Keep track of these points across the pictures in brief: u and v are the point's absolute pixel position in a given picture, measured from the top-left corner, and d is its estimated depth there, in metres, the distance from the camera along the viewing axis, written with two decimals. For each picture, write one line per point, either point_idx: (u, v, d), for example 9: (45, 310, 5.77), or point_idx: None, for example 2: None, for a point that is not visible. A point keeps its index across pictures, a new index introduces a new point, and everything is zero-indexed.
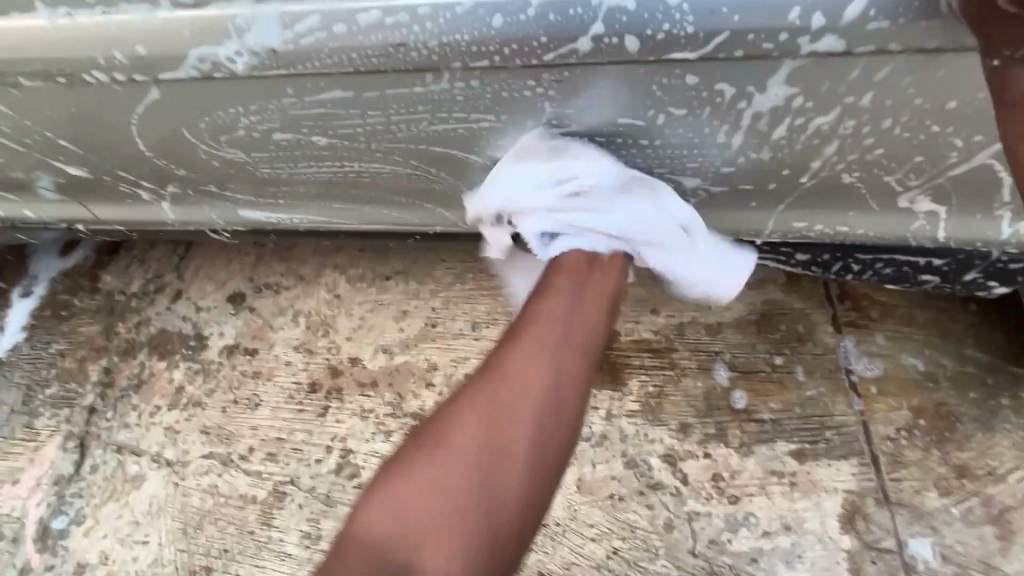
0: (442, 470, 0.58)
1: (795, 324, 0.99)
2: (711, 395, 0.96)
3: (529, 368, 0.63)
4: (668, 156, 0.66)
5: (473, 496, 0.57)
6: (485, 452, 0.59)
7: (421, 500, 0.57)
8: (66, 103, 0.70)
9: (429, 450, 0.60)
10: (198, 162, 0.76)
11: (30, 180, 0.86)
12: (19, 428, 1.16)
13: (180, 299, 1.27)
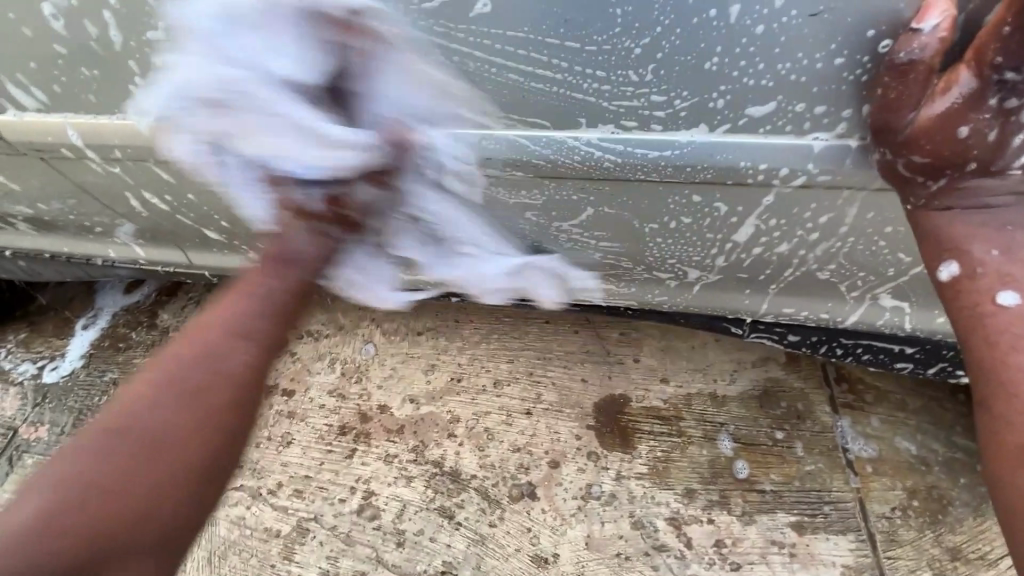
0: (173, 424, 0.50)
1: (795, 402, 1.07)
2: (715, 464, 1.02)
3: (224, 316, 0.57)
4: (679, 249, 0.78)
5: (158, 453, 0.49)
6: (189, 385, 0.52)
7: (117, 454, 0.48)
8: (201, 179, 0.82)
9: (168, 408, 0.51)
10: None
11: (127, 233, 0.99)
12: None
13: None
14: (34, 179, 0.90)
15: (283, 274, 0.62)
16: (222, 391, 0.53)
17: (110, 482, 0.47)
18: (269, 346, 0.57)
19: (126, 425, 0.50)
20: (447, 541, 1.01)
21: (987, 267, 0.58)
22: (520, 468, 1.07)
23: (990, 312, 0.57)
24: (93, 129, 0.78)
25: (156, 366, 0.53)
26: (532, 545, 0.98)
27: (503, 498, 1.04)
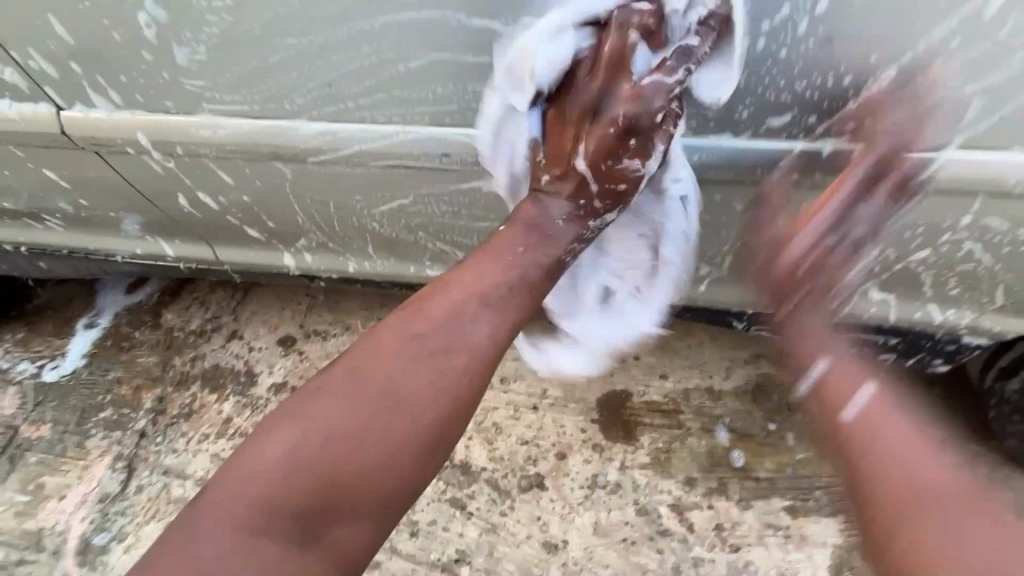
0: (352, 411, 0.56)
1: (785, 396, 1.14)
2: (713, 454, 1.08)
3: (477, 316, 0.63)
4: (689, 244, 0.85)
5: (372, 436, 0.55)
6: (418, 387, 0.58)
7: (358, 442, 0.55)
8: (243, 172, 0.86)
9: (347, 395, 0.57)
10: (326, 224, 0.92)
11: (154, 229, 1.01)
12: (70, 447, 1.24)
13: (235, 339, 1.40)
14: (66, 174, 0.92)
15: (534, 289, 0.67)
16: (450, 394, 0.59)
17: (329, 452, 0.54)
18: (485, 356, 0.62)
19: (358, 380, 0.58)
20: (459, 530, 1.04)
21: (836, 367, 0.75)
22: (528, 460, 1.12)
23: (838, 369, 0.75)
24: (143, 121, 0.81)
25: (398, 344, 0.61)
26: (542, 532, 1.03)
27: (513, 489, 1.08)
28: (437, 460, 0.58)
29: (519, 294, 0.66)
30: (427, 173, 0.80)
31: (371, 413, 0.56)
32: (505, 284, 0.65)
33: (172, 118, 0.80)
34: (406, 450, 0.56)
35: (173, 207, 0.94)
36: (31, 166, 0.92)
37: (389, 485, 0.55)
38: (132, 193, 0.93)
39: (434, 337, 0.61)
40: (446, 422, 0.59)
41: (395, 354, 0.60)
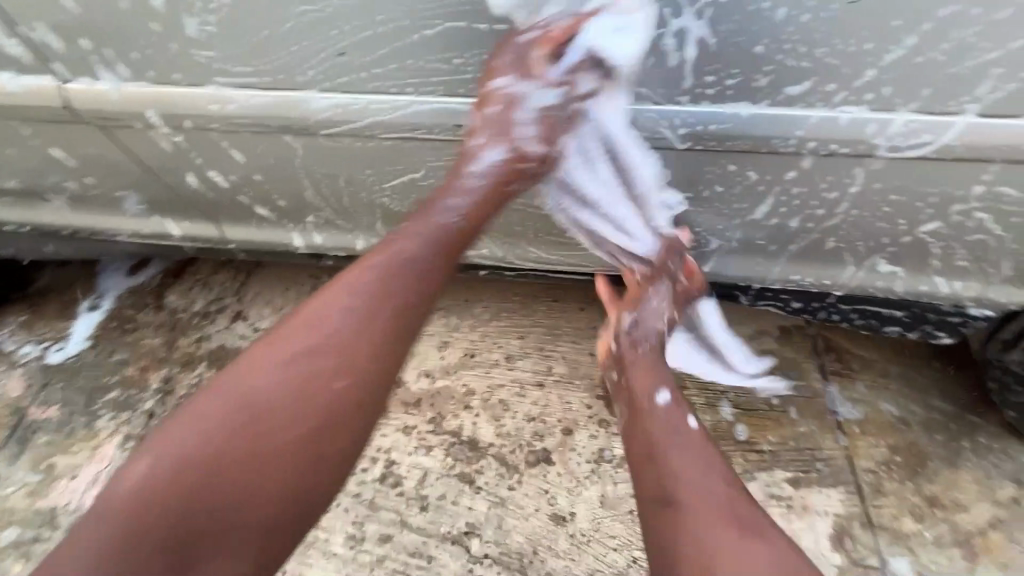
0: (227, 420, 0.66)
1: (788, 371, 1.16)
2: (717, 428, 1.10)
3: (341, 318, 0.71)
4: (697, 218, 0.84)
5: (256, 439, 0.66)
6: (289, 390, 0.68)
7: (242, 440, 0.66)
8: (254, 147, 0.85)
9: (229, 401, 0.67)
10: (337, 200, 0.92)
11: (159, 207, 1.00)
12: (79, 427, 1.25)
13: (240, 320, 1.41)
14: (70, 152, 0.91)
15: (416, 280, 0.75)
16: (321, 392, 0.69)
17: (210, 458, 0.64)
18: (358, 350, 0.71)
19: (235, 388, 0.68)
20: (468, 504, 1.06)
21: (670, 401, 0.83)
22: (535, 436, 1.13)
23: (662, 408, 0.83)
24: (152, 95, 0.80)
25: (277, 348, 0.70)
26: (550, 505, 1.05)
27: (520, 463, 1.10)
28: (326, 451, 0.69)
29: (388, 290, 0.74)
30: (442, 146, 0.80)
31: (248, 414, 0.67)
32: (365, 286, 0.73)
33: (182, 91, 0.79)
34: (294, 447, 0.67)
35: (179, 185, 0.93)
36: (34, 143, 0.91)
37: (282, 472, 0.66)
38: (138, 171, 0.92)
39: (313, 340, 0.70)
40: (321, 415, 0.69)
41: (275, 358, 0.70)
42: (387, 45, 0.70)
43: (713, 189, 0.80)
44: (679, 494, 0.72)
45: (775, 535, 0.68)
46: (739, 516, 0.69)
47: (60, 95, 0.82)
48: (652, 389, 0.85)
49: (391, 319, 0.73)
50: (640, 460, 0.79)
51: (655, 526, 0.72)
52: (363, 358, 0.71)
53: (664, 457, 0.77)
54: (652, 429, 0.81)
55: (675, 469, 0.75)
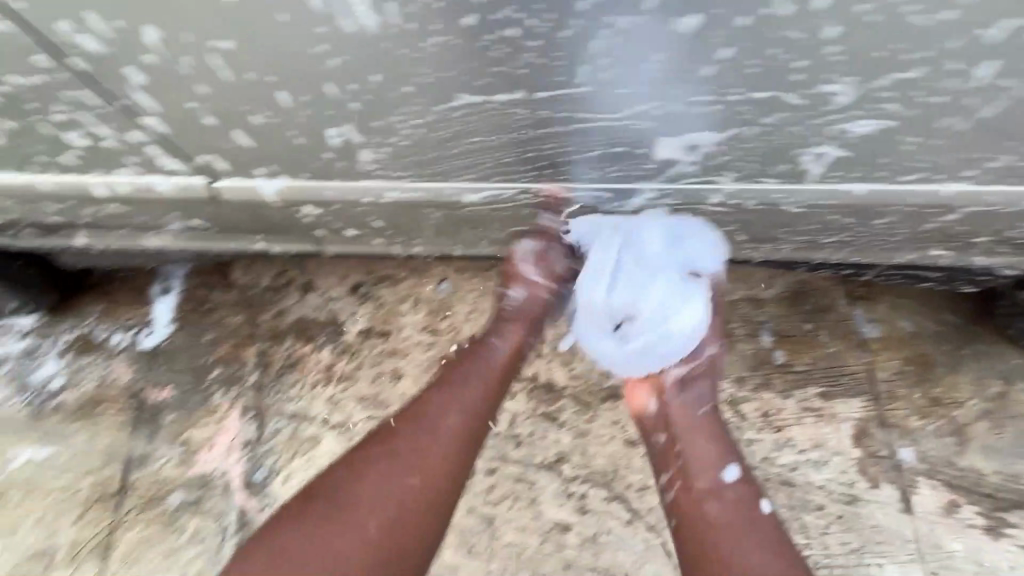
0: (340, 493, 0.93)
1: (820, 299, 1.32)
2: (759, 355, 1.29)
3: (421, 442, 0.98)
4: (782, 231, 1.04)
5: (358, 507, 0.91)
6: (384, 521, 0.91)
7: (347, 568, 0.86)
8: (394, 214, 1.08)
9: (333, 506, 0.91)
10: (444, 232, 1.15)
11: (267, 228, 1.17)
12: (199, 404, 1.41)
13: (310, 291, 1.50)
14: (204, 211, 1.09)
15: (481, 394, 1.08)
16: (392, 518, 0.91)
17: (326, 526, 0.89)
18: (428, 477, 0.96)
19: (337, 477, 0.96)
20: (555, 437, 1.28)
21: (722, 492, 1.05)
22: (603, 375, 1.32)
23: (723, 486, 1.06)
24: (302, 189, 1.00)
25: (382, 442, 0.99)
26: (623, 432, 1.27)
27: (594, 400, 1.30)
28: (416, 518, 0.93)
29: (460, 396, 1.06)
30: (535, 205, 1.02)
31: (348, 542, 0.88)
32: (450, 403, 1.04)
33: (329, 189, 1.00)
34: (387, 514, 0.91)
35: (307, 232, 1.18)
36: (170, 206, 1.07)
37: (375, 531, 0.89)
38: (265, 221, 1.13)
39: (409, 435, 0.99)
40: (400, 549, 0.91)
41: (383, 448, 0.98)
42: (527, 150, 0.87)
43: (752, 227, 1.04)
44: (711, 545, 1.01)
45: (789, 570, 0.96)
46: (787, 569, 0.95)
47: (213, 190, 1.01)
48: (716, 468, 1.08)
49: (456, 425, 1.02)
50: (710, 530, 1.02)
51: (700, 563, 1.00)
52: (439, 488, 0.96)
53: (718, 540, 1.01)
54: (712, 510, 1.05)
55: (727, 550, 1.00)
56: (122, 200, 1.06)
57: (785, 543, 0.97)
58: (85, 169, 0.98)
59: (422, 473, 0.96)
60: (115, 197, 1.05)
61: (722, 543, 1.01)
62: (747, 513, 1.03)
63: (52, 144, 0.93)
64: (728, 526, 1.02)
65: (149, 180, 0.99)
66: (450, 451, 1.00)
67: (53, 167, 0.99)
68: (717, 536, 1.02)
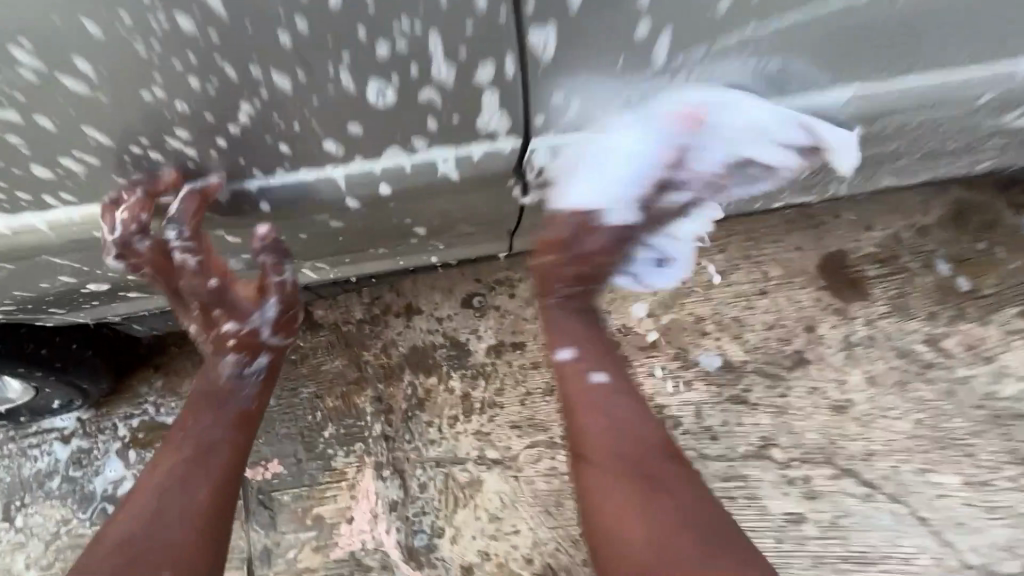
0: (139, 517, 0.78)
1: (984, 214, 1.23)
2: (941, 285, 1.18)
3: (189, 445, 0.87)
4: None
5: (157, 521, 0.78)
6: (179, 475, 0.83)
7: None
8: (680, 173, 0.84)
9: (127, 535, 0.76)
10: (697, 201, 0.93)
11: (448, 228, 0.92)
12: (319, 473, 1.18)
13: (415, 314, 1.27)
14: (472, 198, 0.79)
15: (208, 398, 0.93)
16: (181, 519, 0.79)
17: (126, 546, 0.75)
18: (235, 449, 0.90)
19: (130, 499, 0.81)
20: (753, 421, 1.13)
21: (585, 418, 0.88)
22: (782, 341, 1.18)
23: (595, 401, 0.90)
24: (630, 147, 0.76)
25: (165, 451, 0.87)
26: (825, 398, 1.13)
27: (782, 370, 1.16)
28: (223, 494, 0.84)
29: (189, 416, 0.91)
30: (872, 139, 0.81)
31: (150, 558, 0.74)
32: (188, 429, 0.89)
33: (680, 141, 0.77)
34: (175, 521, 0.78)
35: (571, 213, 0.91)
36: (424, 195, 0.76)
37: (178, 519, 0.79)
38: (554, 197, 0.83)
39: (186, 439, 0.88)
40: (206, 531, 0.79)
41: (169, 462, 0.85)
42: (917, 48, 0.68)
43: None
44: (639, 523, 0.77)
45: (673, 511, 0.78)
46: (676, 545, 0.74)
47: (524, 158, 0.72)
48: (591, 370, 0.93)
49: (191, 439, 0.88)
50: (642, 471, 0.82)
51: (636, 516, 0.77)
52: (225, 462, 0.87)
53: (594, 466, 0.84)
54: (608, 442, 0.85)
55: (636, 525, 0.76)
56: (308, 209, 0.76)
57: (691, 526, 0.76)
58: (313, 159, 0.69)
59: (203, 466, 0.85)
60: (357, 196, 0.74)
61: (675, 551, 0.73)
62: (653, 477, 0.81)
63: (323, 108, 0.62)
64: (644, 481, 0.81)
65: (433, 155, 0.70)
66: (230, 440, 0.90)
67: (295, 160, 0.69)
68: (632, 485, 0.80)
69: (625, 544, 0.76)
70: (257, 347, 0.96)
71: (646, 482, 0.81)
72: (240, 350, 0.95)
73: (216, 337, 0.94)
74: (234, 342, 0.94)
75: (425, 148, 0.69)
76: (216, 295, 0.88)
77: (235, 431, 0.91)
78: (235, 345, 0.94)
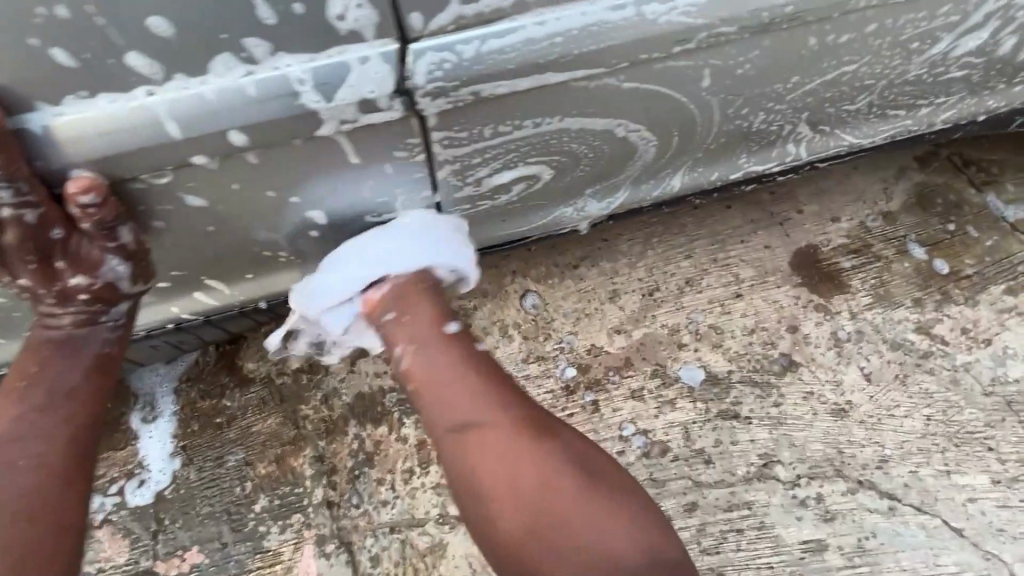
0: None
1: (947, 195, 1.18)
2: (921, 269, 1.11)
3: (34, 406, 0.73)
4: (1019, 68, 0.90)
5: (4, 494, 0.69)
6: (30, 421, 0.73)
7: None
8: (606, 102, 0.72)
9: None
10: (639, 159, 0.83)
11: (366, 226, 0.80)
12: (249, 558, 0.98)
13: (359, 356, 1.12)
14: (345, 151, 0.67)
15: (57, 347, 0.76)
16: (27, 499, 0.69)
17: None
18: (96, 396, 0.78)
19: None
20: (749, 437, 1.00)
21: (442, 375, 0.79)
22: (766, 345, 1.07)
23: (449, 373, 0.79)
24: (535, 58, 0.63)
25: (8, 400, 0.74)
26: (823, 403, 1.02)
27: (771, 377, 1.04)
28: (77, 467, 0.74)
29: (29, 364, 0.76)
30: (818, 51, 0.74)
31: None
32: (29, 383, 0.75)
33: (602, 44, 0.64)
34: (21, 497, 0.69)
35: (487, 189, 0.80)
36: (277, 136, 0.63)
37: (26, 495, 0.69)
38: (454, 156, 0.73)
39: (30, 393, 0.74)
40: (62, 483, 0.72)
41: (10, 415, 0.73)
42: None
43: (985, 76, 0.89)
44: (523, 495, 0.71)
45: (564, 471, 0.72)
46: (557, 504, 0.69)
47: (402, 69, 0.60)
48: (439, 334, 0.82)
49: (33, 390, 0.74)
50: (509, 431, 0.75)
51: (521, 501, 0.70)
52: (80, 424, 0.75)
53: (479, 446, 0.74)
54: (474, 402, 0.77)
55: (496, 476, 0.72)
56: (120, 171, 0.61)
57: (554, 486, 0.70)
58: (116, 74, 0.54)
59: (48, 430, 0.73)
60: (194, 145, 0.61)
61: (544, 510, 0.69)
62: (527, 443, 0.73)
63: (104, 13, 0.50)
64: (503, 434, 0.74)
65: (280, 69, 0.58)
66: (81, 395, 0.76)
67: (83, 77, 0.54)
68: (505, 450, 0.73)
69: (506, 527, 0.70)
70: (117, 298, 0.76)
71: (514, 451, 0.73)
72: (94, 302, 0.76)
73: (59, 292, 0.73)
74: (86, 297, 0.75)
75: (268, 56, 0.57)
76: (52, 247, 0.68)
77: (99, 375, 0.79)
78: (89, 300, 0.76)
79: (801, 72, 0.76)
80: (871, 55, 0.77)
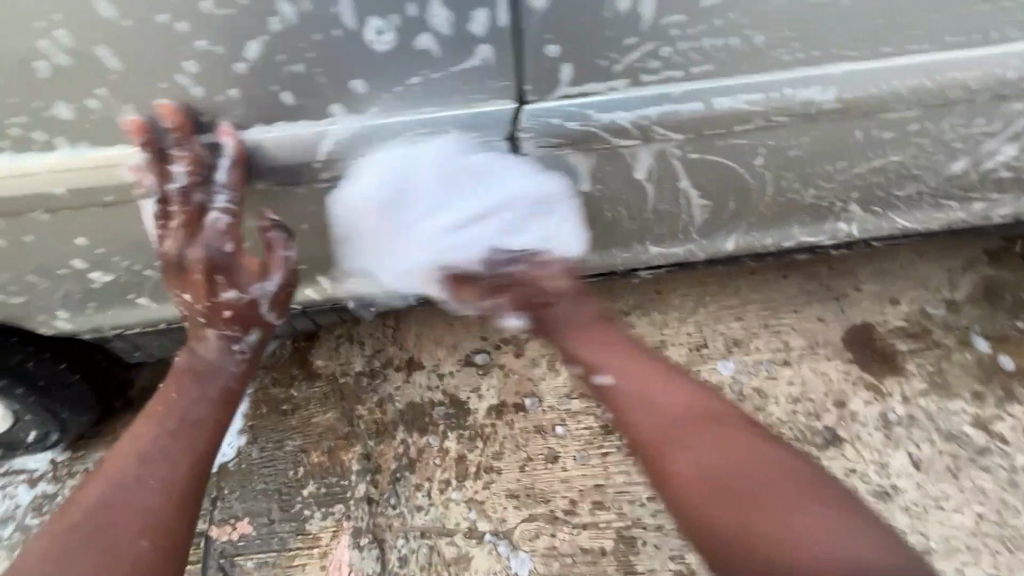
0: (116, 502, 0.76)
1: (1017, 292, 1.17)
2: (983, 362, 1.09)
3: (172, 428, 0.84)
4: None
5: (135, 506, 0.76)
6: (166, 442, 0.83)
7: (94, 559, 0.71)
8: (675, 169, 0.80)
9: (98, 526, 0.74)
10: (688, 222, 0.90)
11: None
12: (291, 538, 1.06)
13: (416, 369, 1.21)
14: None
15: (196, 376, 0.88)
16: (151, 514, 0.76)
17: (99, 539, 0.73)
18: (218, 425, 0.88)
19: (105, 476, 0.79)
20: None
21: (614, 396, 0.86)
22: (811, 417, 1.07)
23: (616, 391, 0.86)
24: (625, 124, 0.73)
25: (148, 421, 0.84)
26: (866, 483, 1.00)
27: (813, 449, 1.04)
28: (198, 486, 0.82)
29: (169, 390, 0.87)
30: (872, 141, 0.80)
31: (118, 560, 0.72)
32: (169, 407, 0.86)
33: (677, 121, 0.73)
34: (150, 511, 0.76)
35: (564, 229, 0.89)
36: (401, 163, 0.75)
37: (153, 510, 0.77)
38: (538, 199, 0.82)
39: (169, 415, 0.85)
40: (175, 507, 0.78)
41: (149, 434, 0.83)
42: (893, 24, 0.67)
43: None
44: (709, 475, 0.74)
45: (733, 454, 0.75)
46: (743, 490, 0.71)
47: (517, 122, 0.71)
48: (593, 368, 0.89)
49: (171, 415, 0.85)
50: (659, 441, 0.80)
51: (697, 500, 0.73)
52: (203, 448, 0.85)
53: (662, 451, 0.79)
54: (642, 419, 0.83)
55: (684, 462, 0.76)
56: (282, 177, 0.74)
57: (738, 472, 0.73)
58: (312, 109, 0.66)
59: (180, 450, 0.83)
60: (335, 167, 0.73)
61: (726, 498, 0.71)
62: (689, 438, 0.78)
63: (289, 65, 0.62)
64: (669, 439, 0.79)
65: (421, 115, 0.68)
66: (207, 422, 0.87)
67: (268, 112, 0.66)
68: (679, 447, 0.78)
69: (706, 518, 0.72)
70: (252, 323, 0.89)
71: (664, 454, 0.78)
72: (234, 323, 0.88)
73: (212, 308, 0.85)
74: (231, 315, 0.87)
75: (411, 104, 0.67)
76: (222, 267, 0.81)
77: (221, 405, 0.89)
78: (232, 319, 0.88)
79: (858, 160, 0.83)
80: (930, 148, 0.82)
